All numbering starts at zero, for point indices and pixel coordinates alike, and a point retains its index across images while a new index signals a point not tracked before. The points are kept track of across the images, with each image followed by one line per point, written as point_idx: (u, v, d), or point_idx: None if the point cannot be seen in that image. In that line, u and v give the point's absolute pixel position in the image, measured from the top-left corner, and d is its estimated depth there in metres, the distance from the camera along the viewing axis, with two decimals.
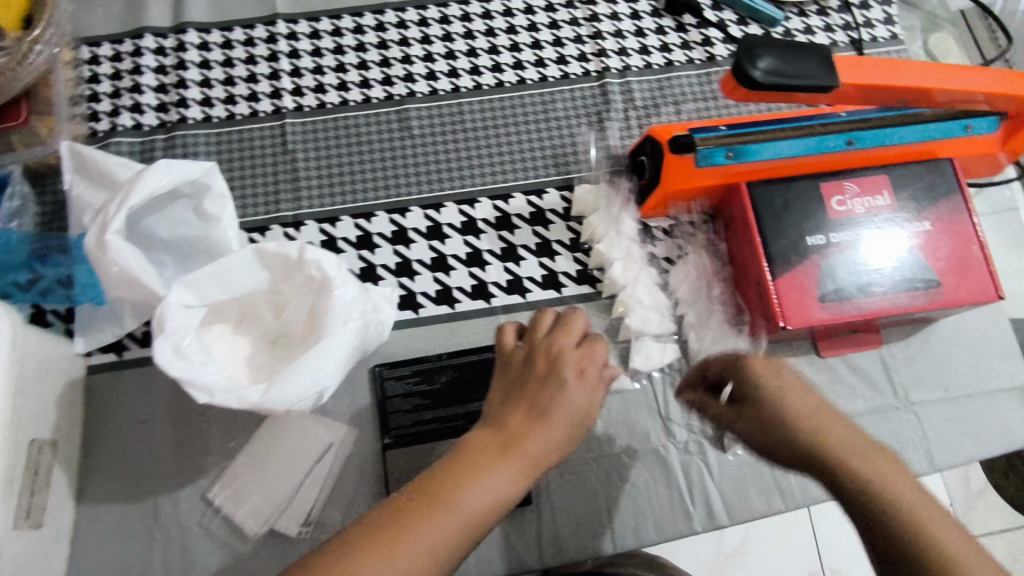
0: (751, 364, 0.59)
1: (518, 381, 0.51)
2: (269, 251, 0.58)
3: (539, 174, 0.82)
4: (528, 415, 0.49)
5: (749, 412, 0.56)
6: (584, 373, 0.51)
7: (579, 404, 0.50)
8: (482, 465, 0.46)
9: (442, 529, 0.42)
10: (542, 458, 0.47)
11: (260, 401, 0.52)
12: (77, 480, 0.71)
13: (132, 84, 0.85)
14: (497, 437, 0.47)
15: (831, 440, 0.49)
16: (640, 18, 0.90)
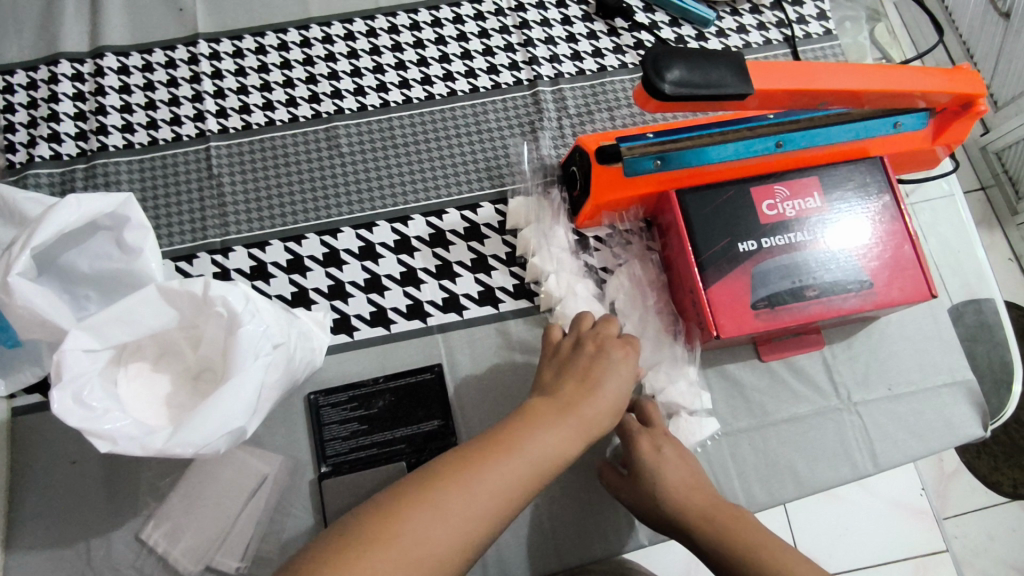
0: (637, 447, 0.64)
1: (569, 360, 0.59)
2: (171, 289, 0.56)
3: (472, 187, 0.81)
4: (582, 386, 0.56)
5: (635, 491, 0.64)
6: (630, 353, 0.59)
7: (624, 379, 0.57)
8: (544, 420, 0.52)
9: (512, 469, 0.48)
10: (595, 421, 0.54)
11: (165, 447, 0.51)
12: (3, 527, 0.68)
13: (49, 113, 0.82)
14: (557, 400, 0.54)
15: (703, 513, 0.59)
16: (571, 24, 0.88)
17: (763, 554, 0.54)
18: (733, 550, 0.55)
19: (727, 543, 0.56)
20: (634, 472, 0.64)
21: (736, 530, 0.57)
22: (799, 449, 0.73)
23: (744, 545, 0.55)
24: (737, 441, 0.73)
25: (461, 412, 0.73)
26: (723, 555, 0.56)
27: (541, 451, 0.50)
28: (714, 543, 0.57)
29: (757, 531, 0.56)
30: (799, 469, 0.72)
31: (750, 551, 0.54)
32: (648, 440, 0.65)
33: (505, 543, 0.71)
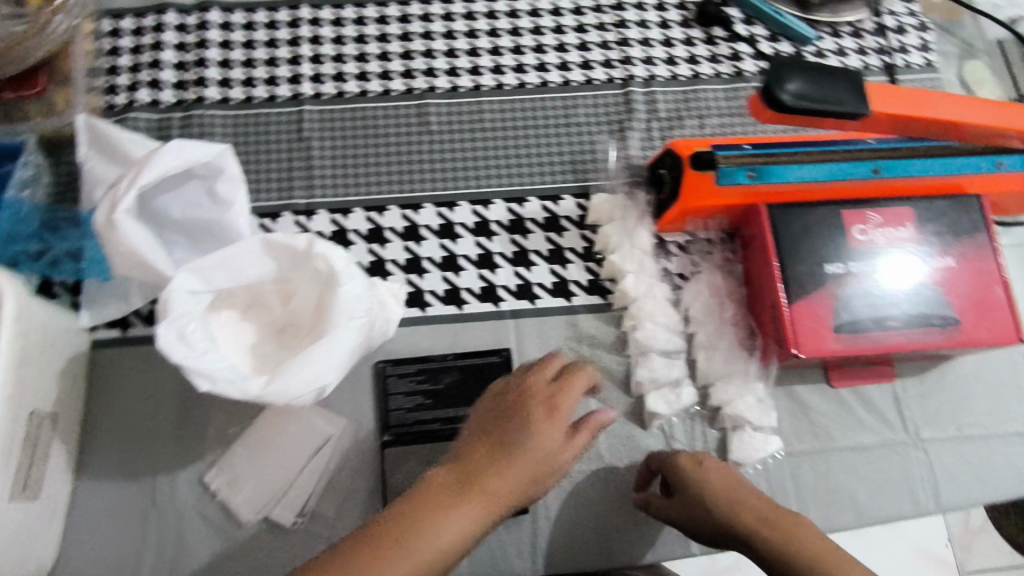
0: (677, 465, 0.62)
1: (495, 415, 0.55)
2: (276, 242, 0.57)
3: (555, 179, 0.81)
4: (503, 446, 0.52)
5: (683, 510, 0.61)
6: (555, 409, 0.54)
7: (554, 441, 0.53)
8: (474, 480, 0.50)
9: (447, 529, 0.47)
10: (521, 484, 0.51)
11: (259, 395, 0.52)
12: (76, 454, 0.71)
13: (152, 60, 0.84)
14: (471, 460, 0.51)
15: (756, 520, 0.56)
16: (669, 28, 0.87)
17: (827, 563, 0.51)
18: (797, 556, 0.52)
19: (788, 551, 0.53)
20: (678, 490, 0.62)
21: (796, 536, 0.53)
22: (859, 478, 0.72)
23: (807, 553, 0.52)
24: (798, 462, 0.73)
25: None
26: (787, 564, 0.52)
27: (464, 516, 0.48)
28: (773, 552, 0.53)
29: (817, 538, 0.53)
30: (857, 498, 0.72)
31: (815, 559, 0.51)
32: (689, 455, 0.62)
33: (559, 536, 0.71)
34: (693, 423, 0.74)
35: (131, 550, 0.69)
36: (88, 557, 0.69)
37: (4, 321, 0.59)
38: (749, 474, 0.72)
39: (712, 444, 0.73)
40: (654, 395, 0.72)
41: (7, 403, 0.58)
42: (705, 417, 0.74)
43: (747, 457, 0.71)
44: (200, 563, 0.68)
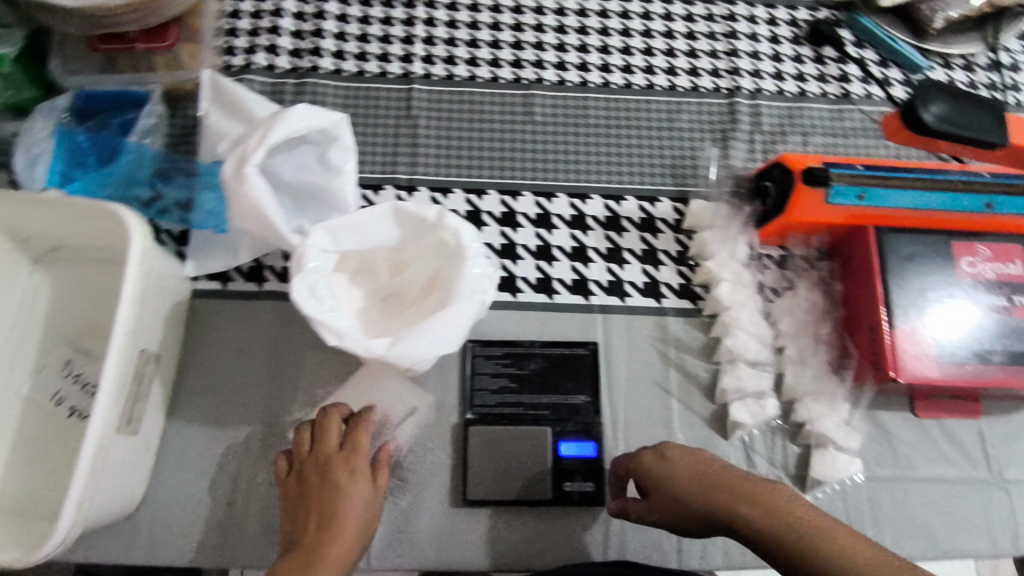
0: (642, 462, 0.60)
1: (321, 481, 0.64)
2: (405, 210, 0.58)
3: (655, 181, 0.82)
4: (333, 506, 0.62)
5: (660, 506, 0.58)
6: (351, 472, 0.64)
7: (359, 498, 0.63)
8: (330, 532, 0.60)
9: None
10: (358, 530, 0.62)
11: (385, 353, 0.53)
12: (169, 397, 0.73)
13: (271, 26, 0.85)
14: (314, 514, 0.62)
15: (727, 495, 0.52)
16: (779, 43, 0.88)
17: (807, 526, 0.47)
18: (774, 522, 0.48)
19: (768, 521, 0.49)
20: (651, 486, 0.59)
21: (769, 503, 0.50)
22: (939, 512, 0.72)
23: (785, 518, 0.48)
24: (877, 488, 0.72)
25: (608, 394, 0.74)
26: (766, 534, 0.49)
27: (337, 558, 0.59)
28: (752, 525, 0.50)
29: (795, 502, 0.49)
30: (936, 533, 0.71)
31: (792, 524, 0.48)
32: (652, 452, 0.60)
33: (630, 532, 0.71)
34: (774, 437, 0.73)
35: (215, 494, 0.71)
36: (173, 497, 0.71)
37: (132, 260, 0.61)
38: (826, 493, 0.72)
39: (792, 460, 0.73)
40: (739, 405, 0.72)
41: (126, 340, 0.61)
42: (787, 432, 0.74)
43: (829, 476, 0.71)
44: None
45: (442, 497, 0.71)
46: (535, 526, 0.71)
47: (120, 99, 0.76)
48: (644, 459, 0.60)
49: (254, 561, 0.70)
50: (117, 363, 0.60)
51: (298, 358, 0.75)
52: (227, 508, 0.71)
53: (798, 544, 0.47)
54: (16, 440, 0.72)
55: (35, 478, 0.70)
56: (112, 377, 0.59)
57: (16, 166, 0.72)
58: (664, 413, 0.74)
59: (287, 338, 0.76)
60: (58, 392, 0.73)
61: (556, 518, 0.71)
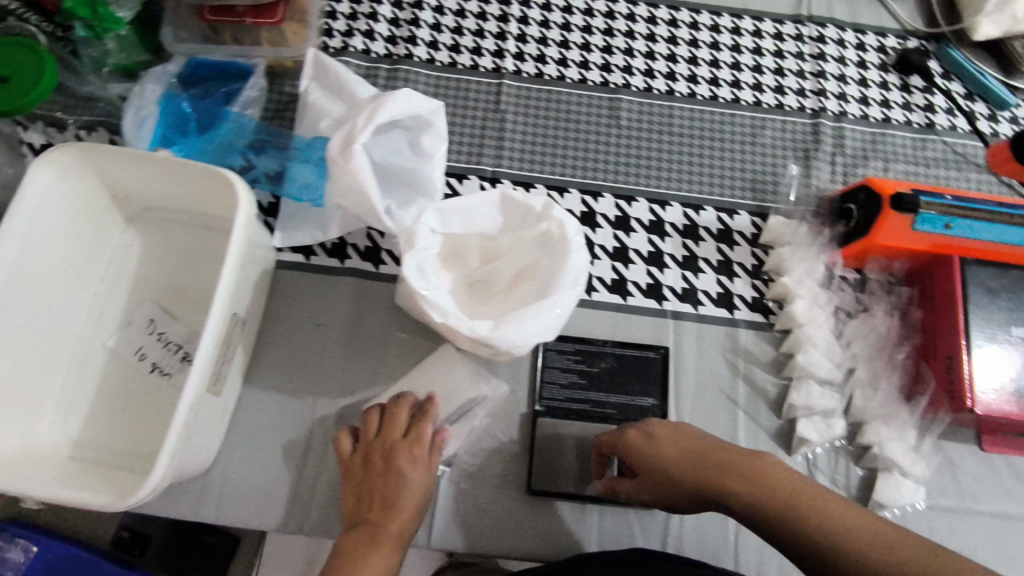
0: (627, 441, 0.61)
1: (383, 466, 0.64)
2: (512, 199, 0.61)
3: (734, 194, 0.82)
4: (393, 493, 0.62)
5: (647, 484, 0.60)
6: (412, 458, 0.64)
7: (418, 485, 0.63)
8: (389, 516, 0.60)
9: (381, 559, 0.58)
10: (414, 517, 0.62)
11: (488, 335, 0.54)
12: (248, 362, 0.75)
13: (370, 11, 0.87)
14: (376, 496, 0.62)
15: (713, 472, 0.54)
16: (866, 68, 0.88)
17: (799, 504, 0.49)
18: (763, 497, 0.51)
19: (756, 497, 0.51)
20: (638, 466, 0.60)
21: (755, 479, 0.52)
22: (1000, 548, 0.71)
23: (774, 495, 0.51)
24: (939, 517, 0.72)
25: (676, 400, 0.75)
26: (755, 509, 0.51)
27: (394, 542, 0.60)
28: (739, 500, 0.52)
29: (780, 476, 0.52)
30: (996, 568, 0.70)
31: (780, 500, 0.50)
32: (638, 431, 0.61)
33: (688, 538, 0.71)
34: (838, 458, 0.74)
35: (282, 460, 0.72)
36: (245, 458, 0.73)
37: (238, 226, 0.63)
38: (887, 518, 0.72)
39: (854, 481, 0.73)
40: (806, 422, 0.72)
41: (225, 302, 0.62)
42: (851, 454, 0.74)
43: (892, 500, 0.70)
44: None
45: (505, 485, 0.72)
46: (594, 522, 0.72)
47: (227, 70, 0.80)
48: (631, 439, 0.61)
49: (317, 529, 0.72)
50: (215, 327, 0.62)
51: (374, 336, 0.77)
52: (295, 474, 0.73)
53: (790, 522, 0.49)
54: (99, 390, 0.75)
55: (115, 428, 0.74)
56: (211, 336, 0.61)
57: (124, 126, 0.72)
58: (729, 423, 0.74)
59: (365, 315, 0.77)
60: (141, 347, 0.76)
61: (615, 516, 0.72)
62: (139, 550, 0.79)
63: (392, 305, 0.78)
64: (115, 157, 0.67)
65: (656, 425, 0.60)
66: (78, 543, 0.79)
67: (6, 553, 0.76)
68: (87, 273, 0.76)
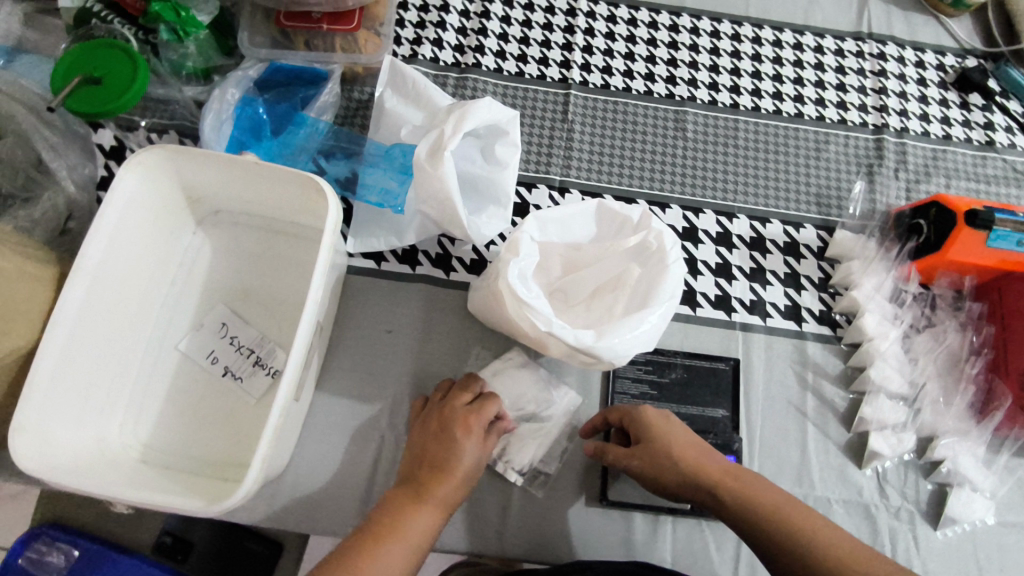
0: (646, 415, 0.62)
1: (439, 430, 0.61)
2: (608, 210, 0.63)
3: (800, 207, 0.83)
4: (444, 458, 0.58)
5: (646, 456, 0.61)
6: (467, 427, 0.60)
7: (470, 455, 0.59)
8: (435, 478, 0.57)
9: (420, 520, 0.55)
10: (461, 487, 0.58)
11: (592, 345, 0.55)
12: (320, 367, 0.74)
13: (437, 20, 0.88)
14: (425, 460, 0.59)
15: (725, 471, 0.59)
16: (926, 85, 0.90)
17: (793, 513, 0.56)
18: (765, 501, 0.57)
19: (756, 500, 0.57)
20: (645, 439, 0.62)
21: (757, 488, 0.58)
22: None
23: (774, 503, 0.56)
24: (1008, 532, 0.72)
25: (747, 411, 0.75)
26: (752, 508, 0.57)
27: (435, 508, 0.56)
28: (741, 497, 0.57)
29: (777, 491, 0.58)
30: None
31: (780, 507, 0.56)
32: (654, 410, 0.63)
33: None
34: (907, 472, 0.74)
35: (352, 466, 0.72)
36: (310, 464, 0.71)
37: (327, 234, 0.64)
38: (957, 533, 0.72)
39: (924, 496, 0.73)
40: (878, 435, 0.73)
41: (315, 306, 0.63)
42: (920, 468, 0.74)
43: (965, 515, 0.71)
44: None
45: (577, 494, 0.72)
46: (667, 533, 0.71)
47: (299, 75, 0.80)
48: (646, 415, 0.63)
49: None
50: (305, 335, 0.62)
51: (444, 343, 0.76)
52: (364, 481, 0.71)
53: (781, 529, 0.55)
54: (167, 397, 0.72)
55: (183, 436, 0.71)
56: (301, 344, 0.61)
57: (203, 125, 0.72)
58: (800, 435, 0.75)
59: (435, 321, 0.77)
60: (213, 351, 0.74)
61: (688, 527, 0.72)
62: (181, 555, 0.78)
63: (462, 311, 0.77)
64: (203, 160, 0.67)
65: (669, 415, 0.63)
66: (120, 545, 0.79)
67: (47, 557, 0.77)
68: (159, 274, 0.74)
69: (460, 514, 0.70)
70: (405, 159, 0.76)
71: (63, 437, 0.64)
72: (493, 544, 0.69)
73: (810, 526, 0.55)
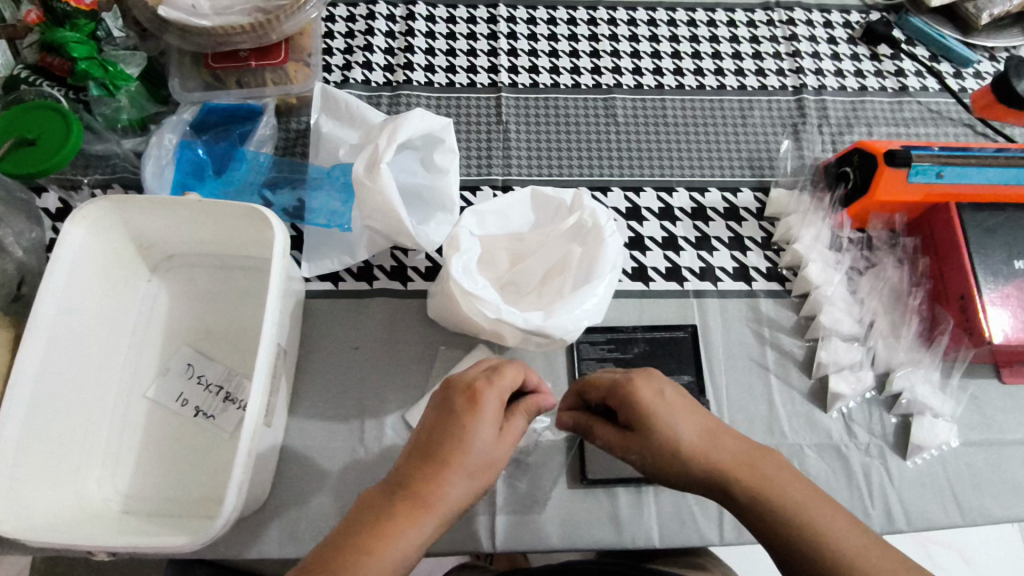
0: (641, 398, 0.54)
1: (444, 411, 0.52)
2: (543, 196, 0.65)
3: (734, 173, 0.87)
4: (455, 442, 0.50)
5: (642, 446, 0.54)
6: (479, 403, 0.51)
7: (486, 436, 0.50)
8: (448, 463, 0.48)
9: (420, 498, 0.47)
10: (481, 469, 0.50)
11: (541, 325, 0.57)
12: (290, 393, 0.75)
13: (364, 44, 0.91)
14: (434, 447, 0.49)
15: (736, 460, 0.52)
16: (836, 43, 0.94)
17: (812, 510, 0.49)
18: (782, 499, 0.49)
19: (770, 496, 0.50)
20: (641, 426, 0.54)
21: (768, 482, 0.50)
22: None
23: (792, 502, 0.49)
24: (973, 451, 0.75)
25: (711, 375, 0.77)
26: (762, 509, 0.50)
27: (454, 497, 0.48)
28: (751, 493, 0.50)
29: (797, 484, 0.51)
30: None
31: (798, 503, 0.49)
32: (653, 387, 0.55)
33: None
34: (872, 409, 0.76)
35: (335, 485, 0.72)
36: (294, 491, 0.72)
37: (277, 255, 0.65)
38: (926, 459, 0.74)
39: (890, 430, 0.76)
40: (837, 377, 0.75)
41: (271, 331, 0.64)
42: (883, 404, 0.77)
43: (929, 440, 0.73)
44: None
45: (559, 479, 0.73)
46: (651, 503, 0.73)
47: (235, 113, 0.82)
48: (642, 396, 0.54)
49: None
50: (266, 357, 0.63)
51: (410, 351, 0.77)
52: (351, 497, 0.72)
53: (796, 529, 0.48)
54: (141, 445, 0.72)
55: (164, 480, 0.71)
56: (263, 369, 0.62)
57: (145, 172, 0.74)
58: (765, 390, 0.77)
59: (398, 331, 0.78)
60: (182, 394, 0.74)
61: (670, 495, 0.73)
62: None
63: (423, 318, 0.79)
64: (149, 206, 0.68)
65: (669, 393, 0.55)
66: None
67: None
68: (119, 326, 0.75)
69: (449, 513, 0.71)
70: (346, 178, 0.78)
71: (39, 500, 0.63)
72: (484, 541, 0.70)
73: (832, 530, 0.48)
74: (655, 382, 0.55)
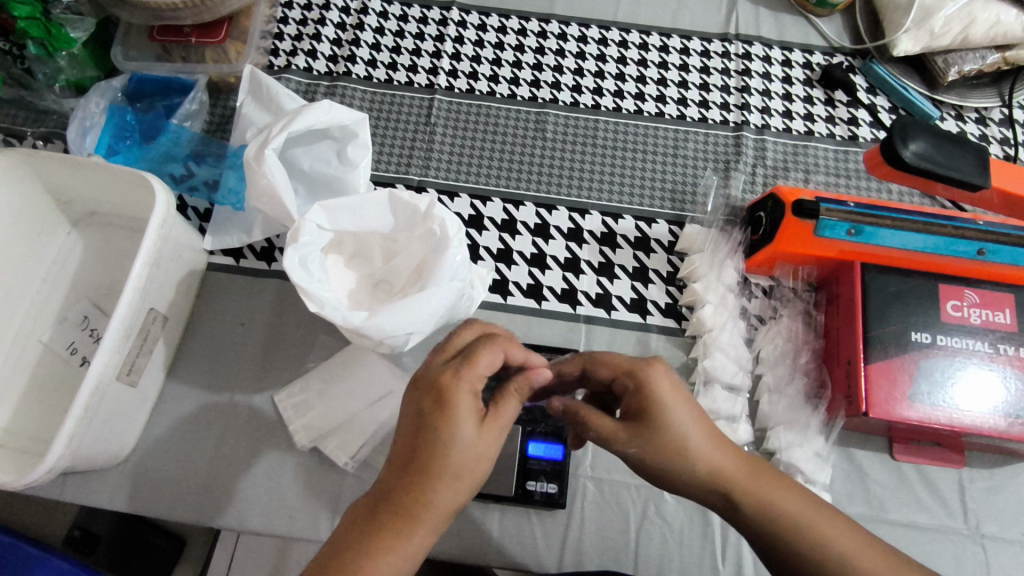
0: (659, 389, 0.52)
1: (417, 417, 0.48)
2: (400, 199, 0.65)
3: (654, 204, 0.85)
4: (435, 450, 0.47)
5: (647, 442, 0.52)
6: (447, 405, 0.47)
7: (464, 437, 0.47)
8: (424, 474, 0.46)
9: (410, 505, 0.46)
10: (464, 472, 0.47)
11: (361, 325, 0.58)
12: (171, 357, 0.78)
13: (314, 32, 0.93)
14: (415, 457, 0.47)
15: (734, 468, 0.52)
16: (791, 83, 0.91)
17: (816, 522, 0.50)
18: (787, 515, 0.50)
19: (773, 505, 0.50)
20: (651, 418, 0.52)
21: (773, 494, 0.51)
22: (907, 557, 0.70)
23: (799, 517, 0.50)
24: None
25: None
26: (766, 520, 0.50)
27: (446, 502, 0.47)
28: (754, 503, 0.51)
29: (795, 493, 0.51)
30: None
31: (803, 519, 0.50)
32: (664, 373, 0.53)
33: (589, 537, 0.71)
34: None
35: (197, 451, 0.74)
36: (158, 451, 0.74)
37: (153, 224, 0.67)
38: None
39: None
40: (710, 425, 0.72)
41: (134, 296, 0.66)
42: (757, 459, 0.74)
43: None
44: (251, 480, 0.73)
45: None
46: (497, 522, 0.72)
47: (170, 85, 0.85)
48: (661, 390, 0.52)
49: (222, 523, 0.72)
50: (123, 317, 0.65)
51: (295, 334, 0.79)
52: (208, 466, 0.74)
53: (806, 544, 0.49)
54: (27, 384, 0.76)
55: (39, 421, 0.74)
56: (118, 328, 0.65)
57: (67, 135, 0.78)
58: None
59: (287, 314, 0.80)
60: (72, 342, 0.78)
61: (516, 515, 0.72)
62: (88, 548, 0.81)
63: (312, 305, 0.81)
64: (52, 162, 0.72)
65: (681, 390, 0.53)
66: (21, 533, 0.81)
67: None
68: (28, 271, 0.79)
69: (298, 495, 0.73)
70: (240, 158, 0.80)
71: None
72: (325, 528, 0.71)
73: (841, 542, 0.49)
74: (672, 377, 0.53)
